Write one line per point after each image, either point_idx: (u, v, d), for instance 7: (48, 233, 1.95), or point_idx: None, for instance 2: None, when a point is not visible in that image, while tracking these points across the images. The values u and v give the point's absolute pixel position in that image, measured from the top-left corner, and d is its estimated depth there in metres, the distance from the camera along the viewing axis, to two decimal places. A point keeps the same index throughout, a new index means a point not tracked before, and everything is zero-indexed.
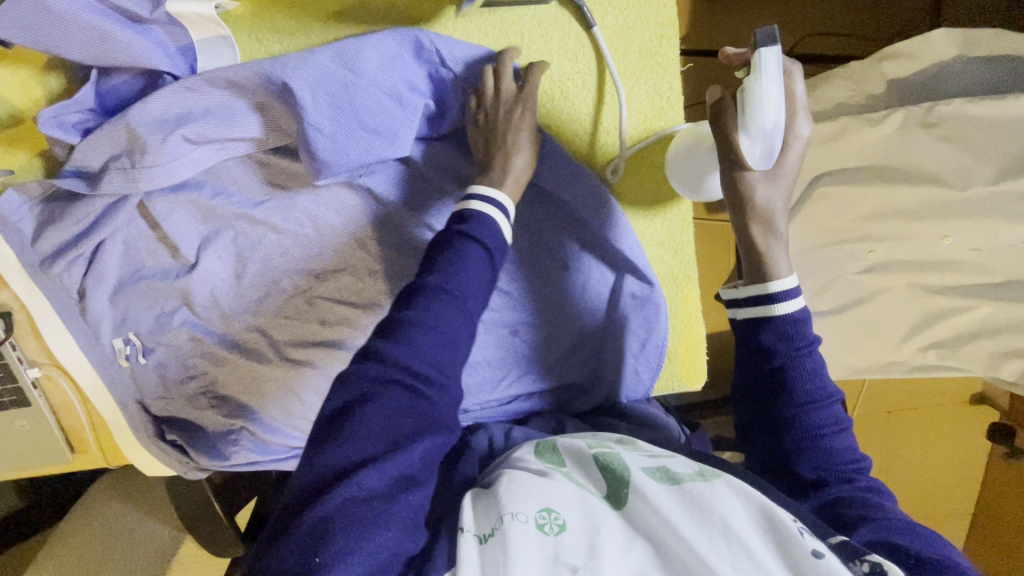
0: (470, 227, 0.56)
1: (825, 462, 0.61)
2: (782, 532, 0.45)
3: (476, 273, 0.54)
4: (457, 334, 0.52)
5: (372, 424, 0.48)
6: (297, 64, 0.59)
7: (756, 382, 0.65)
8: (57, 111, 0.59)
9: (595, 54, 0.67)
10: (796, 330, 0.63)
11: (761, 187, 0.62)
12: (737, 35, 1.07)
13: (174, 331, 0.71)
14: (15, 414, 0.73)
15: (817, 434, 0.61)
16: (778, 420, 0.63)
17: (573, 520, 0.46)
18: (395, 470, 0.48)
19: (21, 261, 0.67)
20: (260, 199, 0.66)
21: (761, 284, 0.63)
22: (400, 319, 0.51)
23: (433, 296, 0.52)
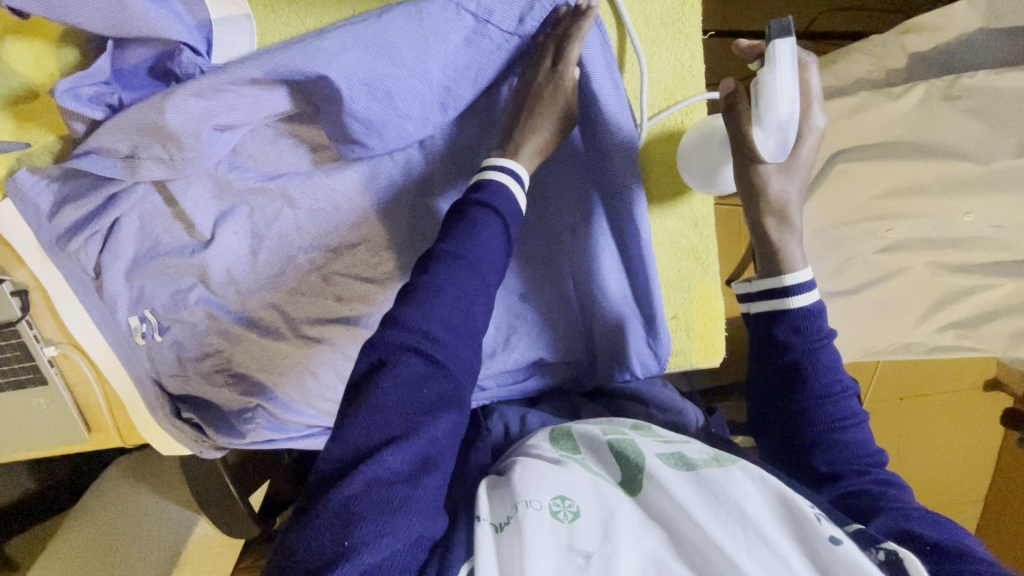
0: (486, 197, 0.57)
1: (842, 456, 0.60)
2: (801, 517, 0.44)
3: (490, 239, 0.55)
4: (471, 300, 0.53)
5: (386, 399, 0.49)
6: (330, 54, 0.56)
7: (771, 375, 0.65)
8: (74, 83, 0.58)
9: (615, 21, 0.65)
10: (812, 321, 0.63)
11: (776, 181, 0.62)
12: (751, 13, 1.06)
13: (190, 309, 0.71)
14: (33, 392, 0.74)
15: (830, 427, 0.61)
16: (794, 411, 0.62)
17: (587, 507, 0.46)
18: (416, 453, 0.48)
19: (39, 237, 0.68)
20: (274, 171, 0.66)
21: (777, 277, 0.64)
22: (422, 284, 0.53)
23: (449, 261, 0.53)
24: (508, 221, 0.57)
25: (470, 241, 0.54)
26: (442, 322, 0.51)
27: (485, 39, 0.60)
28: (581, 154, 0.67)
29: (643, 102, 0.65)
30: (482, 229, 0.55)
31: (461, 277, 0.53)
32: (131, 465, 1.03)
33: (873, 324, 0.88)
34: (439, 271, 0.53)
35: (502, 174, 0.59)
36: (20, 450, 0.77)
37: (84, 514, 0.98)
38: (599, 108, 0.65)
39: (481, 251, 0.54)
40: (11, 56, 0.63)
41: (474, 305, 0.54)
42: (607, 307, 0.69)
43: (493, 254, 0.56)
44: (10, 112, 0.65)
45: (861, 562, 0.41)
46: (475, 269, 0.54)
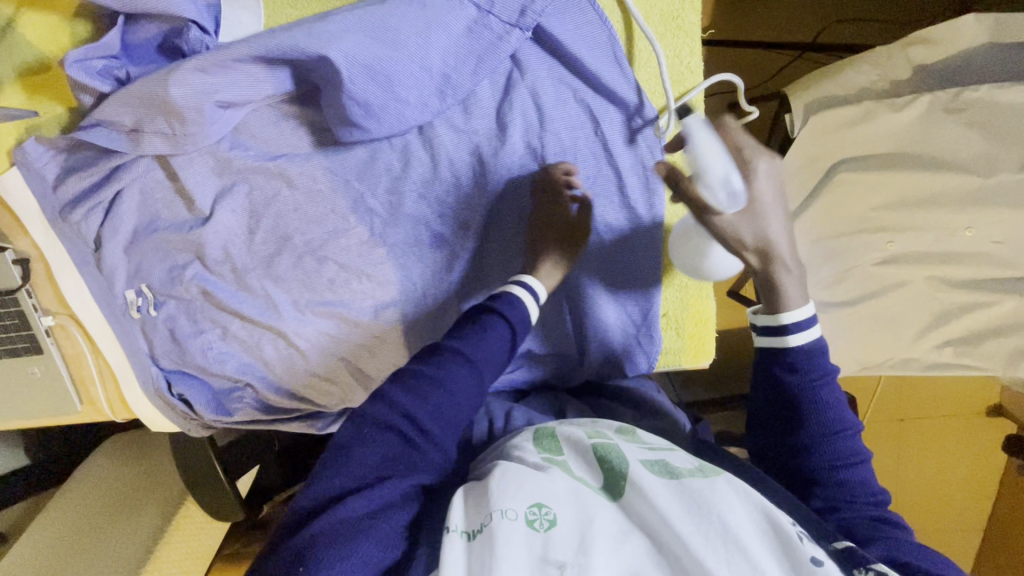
0: (502, 307, 0.60)
1: (839, 490, 0.59)
2: (783, 534, 0.44)
3: (495, 343, 0.57)
4: (461, 393, 0.54)
5: (364, 461, 0.50)
6: (334, 34, 0.57)
7: (771, 403, 0.62)
8: (84, 54, 0.60)
9: (623, 14, 0.66)
10: (814, 359, 0.60)
11: (751, 224, 0.56)
12: (758, 24, 1.06)
13: (185, 284, 0.71)
14: (27, 361, 0.75)
15: (829, 459, 0.59)
16: (794, 439, 0.61)
17: (565, 515, 0.45)
18: (382, 498, 0.48)
19: (45, 206, 0.69)
20: (275, 151, 0.66)
21: (772, 316, 0.61)
22: (416, 373, 0.54)
23: (450, 357, 0.55)
24: (517, 329, 0.59)
25: (478, 345, 0.56)
26: (431, 414, 0.52)
27: (487, 31, 0.62)
28: (571, 147, 0.66)
29: (665, 88, 0.64)
30: (489, 334, 0.57)
31: (472, 376, 0.55)
32: (125, 442, 1.06)
33: (870, 339, 0.86)
34: (440, 367, 0.54)
35: (520, 290, 0.62)
36: (11, 418, 0.78)
37: (75, 488, 1.00)
38: (594, 81, 0.65)
39: (486, 353, 0.56)
40: (27, 29, 0.65)
41: (466, 400, 0.54)
42: (603, 314, 0.69)
43: (492, 349, 0.57)
44: (23, 83, 0.66)
45: None
46: (475, 371, 0.55)
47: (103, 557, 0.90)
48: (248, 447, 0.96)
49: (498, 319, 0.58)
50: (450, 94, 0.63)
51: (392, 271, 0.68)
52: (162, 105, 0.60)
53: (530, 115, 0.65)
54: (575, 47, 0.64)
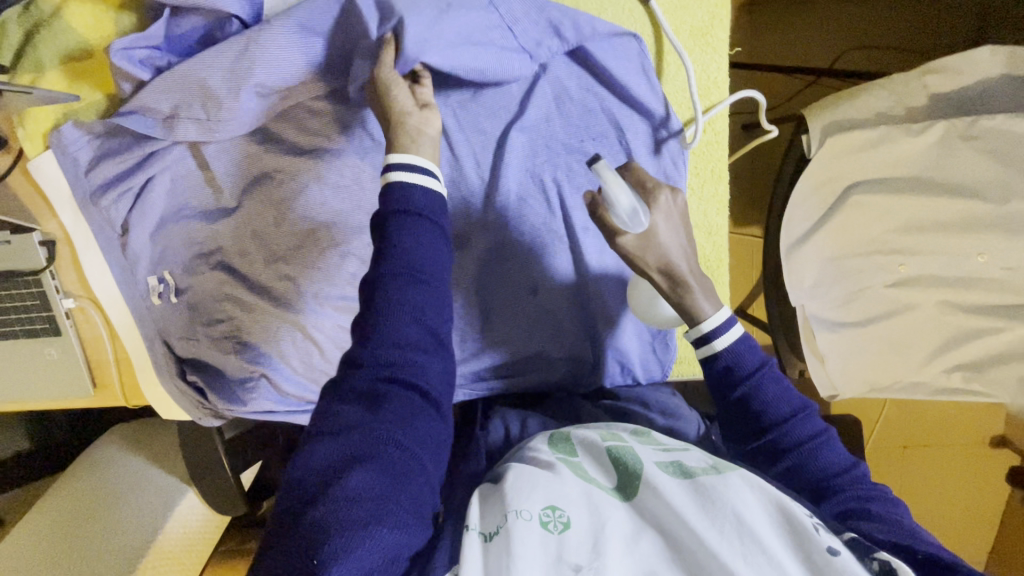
0: (411, 201, 0.52)
1: (821, 481, 0.55)
2: (798, 526, 0.43)
3: (424, 241, 0.51)
4: (425, 309, 0.51)
5: (353, 427, 0.46)
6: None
7: (730, 408, 0.60)
8: (128, 44, 0.62)
9: (653, 27, 0.68)
10: (745, 357, 0.59)
11: (653, 248, 0.59)
12: (778, 49, 1.09)
13: (210, 272, 0.72)
14: (45, 342, 0.76)
15: (800, 450, 0.57)
16: (762, 438, 0.58)
17: (579, 518, 0.44)
18: (387, 468, 0.44)
19: (76, 189, 0.70)
20: (306, 147, 0.68)
21: (693, 325, 0.59)
22: (369, 317, 0.50)
23: (391, 282, 0.50)
24: (433, 215, 0.53)
25: (405, 254, 0.50)
26: (389, 345, 0.49)
27: (522, 34, 0.63)
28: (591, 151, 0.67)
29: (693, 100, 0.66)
30: (413, 234, 0.51)
31: (411, 287, 0.50)
32: (125, 431, 1.05)
33: (880, 361, 0.87)
34: (389, 293, 0.50)
35: (401, 171, 0.53)
36: (21, 400, 0.78)
37: (72, 476, 0.99)
38: (622, 91, 0.67)
39: (422, 258, 0.51)
40: (75, 18, 0.67)
41: (427, 323, 0.51)
42: (618, 317, 0.69)
43: (441, 260, 0.53)
44: (65, 69, 0.68)
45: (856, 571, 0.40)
46: (418, 280, 0.50)
47: (95, 553, 0.88)
48: (254, 442, 0.96)
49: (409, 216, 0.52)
50: (482, 94, 0.65)
51: None
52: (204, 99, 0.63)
53: (558, 122, 0.66)
54: (605, 57, 0.66)
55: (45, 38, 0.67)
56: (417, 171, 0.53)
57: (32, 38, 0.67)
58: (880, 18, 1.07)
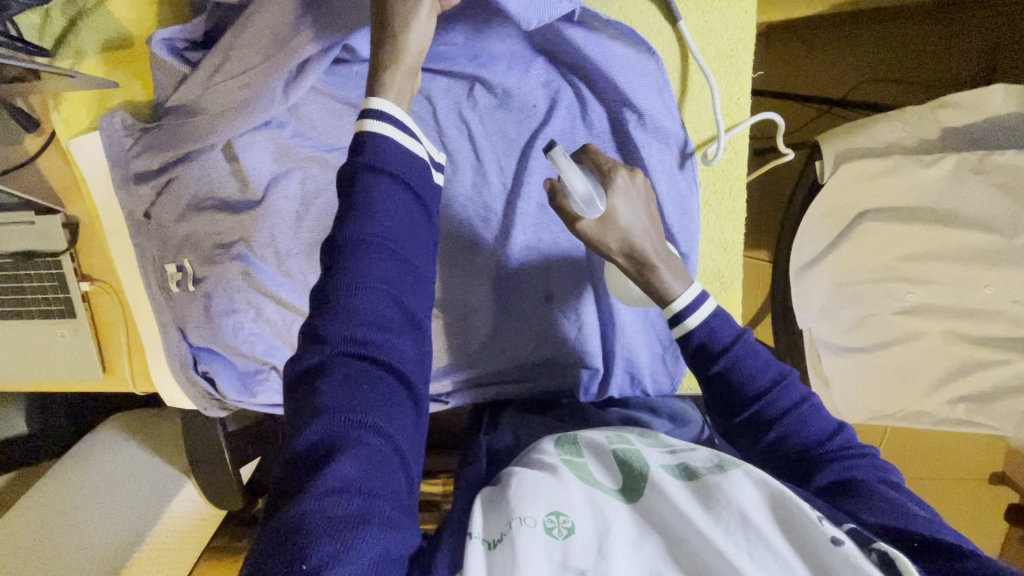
0: (376, 159, 0.49)
1: (807, 455, 0.55)
2: (801, 519, 0.43)
3: (396, 209, 0.49)
4: (395, 284, 0.48)
5: (327, 412, 0.43)
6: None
7: (711, 385, 0.58)
8: (169, 34, 0.65)
9: (679, 45, 0.65)
10: (721, 331, 0.57)
11: (614, 229, 0.55)
12: (793, 79, 1.13)
13: (227, 263, 0.72)
14: (59, 324, 0.77)
15: (784, 424, 0.56)
16: (746, 414, 0.57)
17: (583, 522, 0.44)
18: (370, 458, 0.42)
19: (114, 173, 0.72)
20: (335, 144, 0.70)
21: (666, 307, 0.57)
22: (332, 291, 0.46)
23: (356, 251, 0.47)
24: (406, 181, 0.50)
25: (371, 218, 0.47)
26: (358, 322, 0.46)
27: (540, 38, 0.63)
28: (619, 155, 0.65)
29: (718, 119, 0.64)
30: (382, 200, 0.48)
31: (372, 248, 0.47)
32: (124, 419, 1.05)
33: (882, 388, 0.89)
34: (352, 256, 0.47)
35: (381, 121, 0.50)
36: (32, 379, 0.80)
37: (70, 459, 0.99)
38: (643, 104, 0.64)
39: (393, 225, 0.48)
40: (118, 9, 0.69)
41: (393, 283, 0.48)
42: (630, 327, 0.69)
43: (413, 226, 0.51)
44: (105, 57, 0.70)
45: (861, 563, 0.39)
46: (389, 249, 0.48)
47: (91, 541, 0.87)
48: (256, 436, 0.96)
49: (379, 175, 0.49)
50: (501, 104, 0.65)
51: None
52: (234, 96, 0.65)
53: (583, 134, 0.65)
54: (623, 70, 0.62)
55: (88, 26, 0.69)
56: (397, 122, 0.50)
57: (76, 25, 0.69)
58: (897, 50, 1.09)
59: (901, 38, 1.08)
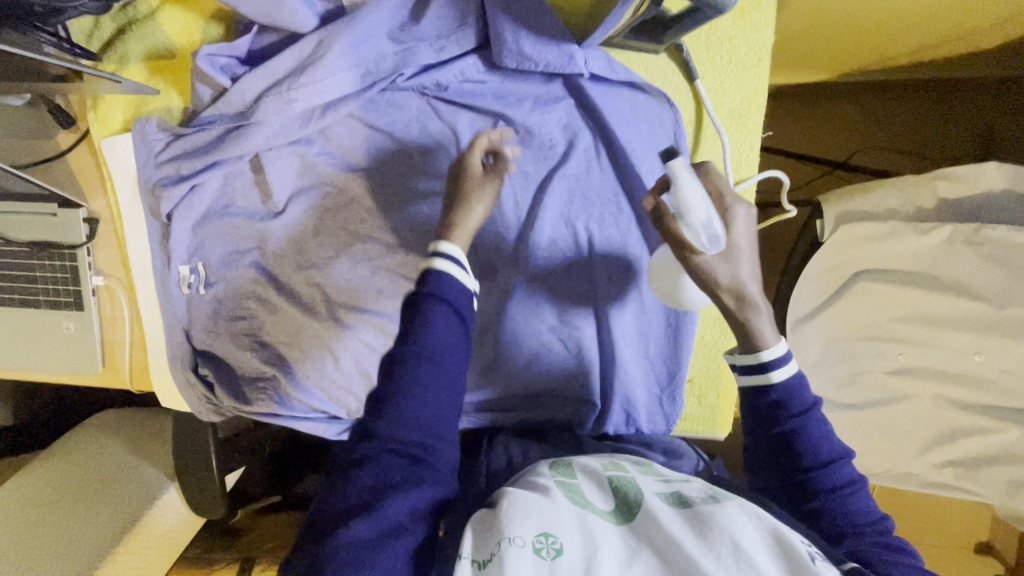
0: (430, 285, 0.56)
1: (840, 526, 0.55)
2: (794, 556, 0.43)
3: (447, 332, 0.55)
4: (439, 393, 0.53)
5: (362, 482, 0.51)
6: (427, 40, 0.65)
7: (766, 441, 0.59)
8: (214, 52, 0.67)
9: (694, 103, 0.67)
10: (797, 396, 0.58)
11: (721, 270, 0.54)
12: (798, 140, 1.17)
13: (242, 269, 0.75)
14: (64, 316, 0.78)
15: (825, 493, 0.57)
16: (792, 476, 0.58)
17: (572, 544, 0.44)
18: (386, 522, 0.48)
19: (140, 173, 0.74)
20: (358, 165, 0.71)
21: (753, 354, 0.57)
22: (389, 387, 0.53)
23: (411, 360, 0.53)
24: (456, 308, 0.56)
25: (426, 338, 0.54)
26: (407, 423, 0.52)
27: (565, 86, 0.66)
28: (631, 194, 0.67)
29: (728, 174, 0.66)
30: (435, 321, 0.54)
31: (429, 379, 0.53)
32: (112, 416, 1.05)
33: (870, 444, 0.90)
34: (409, 374, 0.53)
35: (445, 261, 0.57)
36: (29, 369, 0.80)
37: (56, 452, 0.98)
38: (659, 150, 0.66)
39: (443, 343, 0.54)
40: (165, 21, 0.72)
41: (443, 399, 0.54)
42: (628, 367, 0.70)
43: (459, 345, 0.56)
44: (148, 65, 0.73)
45: None
46: (436, 362, 0.54)
47: (66, 543, 0.85)
48: (243, 444, 0.95)
49: (436, 304, 0.55)
50: (522, 142, 0.67)
51: None
52: (259, 113, 0.67)
53: (598, 174, 0.67)
54: (636, 119, 0.66)
55: (136, 34, 0.73)
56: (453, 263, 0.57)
57: (124, 33, 0.73)
58: (897, 120, 1.14)
59: (903, 109, 1.13)
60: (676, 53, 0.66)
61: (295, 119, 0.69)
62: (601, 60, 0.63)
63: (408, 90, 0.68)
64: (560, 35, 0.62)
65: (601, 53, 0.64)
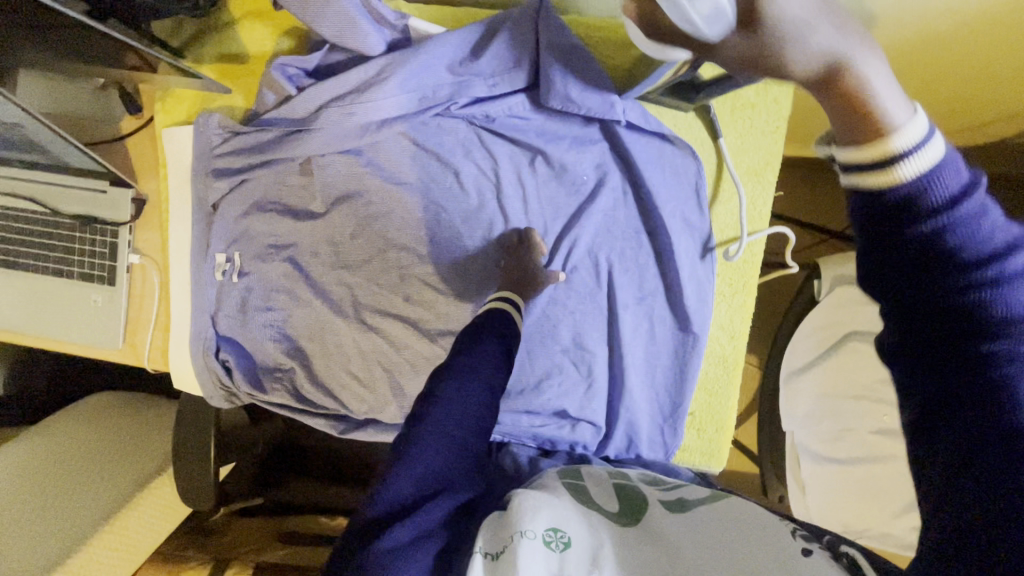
0: (489, 319, 0.63)
1: (984, 350, 0.36)
2: (781, 531, 0.47)
3: (501, 360, 0.60)
4: (487, 407, 0.56)
5: (400, 483, 0.50)
6: (483, 75, 0.71)
7: (886, 253, 0.38)
8: (285, 62, 0.74)
9: (716, 158, 0.74)
10: (946, 180, 0.35)
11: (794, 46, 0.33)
12: (807, 204, 1.22)
13: (277, 263, 0.79)
14: (94, 289, 0.81)
15: (963, 308, 0.36)
16: (917, 295, 0.37)
17: (579, 538, 0.47)
18: (423, 524, 0.49)
19: (197, 163, 0.79)
20: (400, 178, 0.76)
21: (864, 146, 0.35)
22: (434, 393, 0.55)
23: (461, 375, 0.56)
24: (509, 340, 0.62)
25: (479, 358, 0.58)
26: (453, 423, 0.53)
27: (601, 130, 0.73)
28: (652, 232, 0.73)
29: (743, 224, 0.72)
30: (490, 348, 0.60)
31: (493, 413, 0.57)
32: (105, 397, 1.05)
33: (854, 504, 0.92)
34: (458, 385, 0.55)
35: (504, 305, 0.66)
36: (49, 336, 0.82)
37: (49, 424, 0.98)
38: (681, 196, 0.72)
39: (494, 366, 0.59)
40: (243, 32, 0.79)
41: (488, 405, 0.56)
42: (635, 395, 0.74)
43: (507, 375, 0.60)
44: (219, 67, 0.79)
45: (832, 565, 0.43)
46: (488, 381, 0.57)
47: (50, 517, 0.84)
48: (232, 439, 0.97)
49: (491, 333, 0.61)
50: (558, 176, 0.74)
51: (454, 305, 0.76)
52: (319, 121, 0.74)
53: (623, 212, 0.73)
54: (662, 166, 0.72)
55: (215, 40, 0.79)
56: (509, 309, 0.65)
57: (203, 37, 0.79)
58: None
59: None
60: (704, 113, 0.73)
61: (352, 131, 0.75)
62: (637, 112, 0.70)
63: (458, 117, 0.75)
64: (605, 84, 0.69)
65: (637, 104, 0.70)
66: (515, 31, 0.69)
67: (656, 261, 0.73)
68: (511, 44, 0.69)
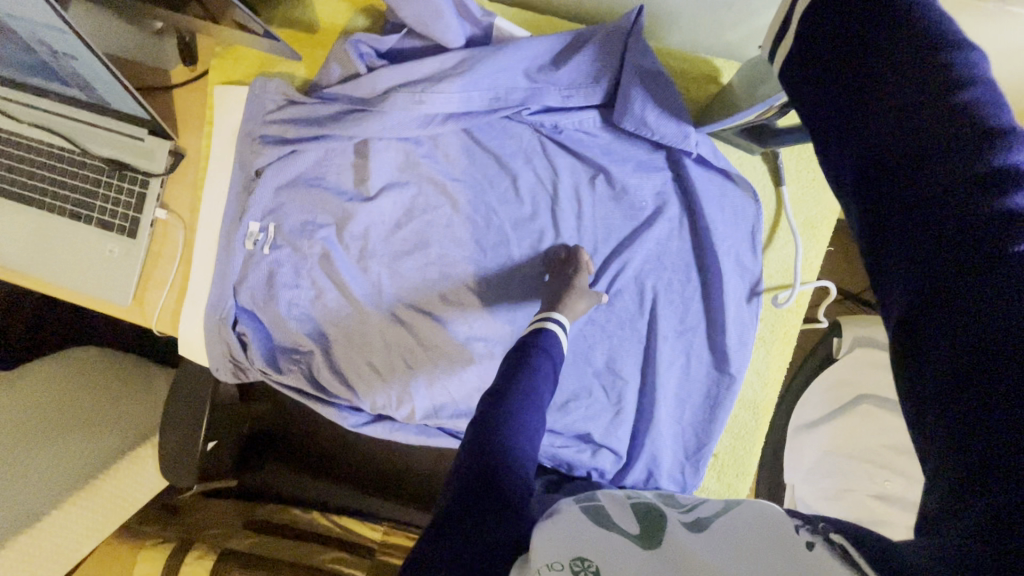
0: (537, 338, 0.63)
1: (943, 147, 0.39)
2: (778, 522, 0.40)
3: (547, 380, 0.60)
4: (534, 428, 0.56)
5: (452, 512, 0.49)
6: (560, 86, 0.70)
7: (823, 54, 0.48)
8: (361, 39, 0.71)
9: (775, 204, 0.75)
10: None
11: None
12: None
13: (312, 241, 0.75)
14: (111, 238, 0.76)
15: (901, 112, 0.41)
16: (864, 132, 0.43)
17: (612, 565, 0.39)
18: (471, 552, 0.45)
19: (247, 125, 0.75)
20: (456, 174, 0.75)
21: None
22: (485, 415, 0.55)
23: (512, 396, 0.57)
24: (555, 359, 0.62)
25: (527, 377, 0.58)
26: (501, 440, 0.53)
27: (667, 160, 0.73)
28: (703, 267, 0.73)
29: (795, 272, 0.73)
30: (539, 369, 0.60)
31: (540, 417, 0.57)
32: (90, 353, 0.98)
33: None
34: (511, 406, 0.55)
35: (553, 324, 0.65)
36: (52, 280, 0.77)
37: (24, 373, 0.91)
38: (735, 236, 0.72)
39: (542, 386, 0.59)
40: (319, 4, 0.78)
41: (537, 427, 0.56)
42: (662, 431, 0.72)
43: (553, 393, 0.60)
44: (288, 35, 0.78)
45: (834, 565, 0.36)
46: (537, 402, 0.57)
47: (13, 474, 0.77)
48: (222, 417, 0.91)
49: (539, 355, 0.61)
50: (617, 198, 0.73)
51: (491, 311, 0.74)
52: (382, 104, 0.71)
53: (676, 243, 0.73)
54: (722, 204, 0.72)
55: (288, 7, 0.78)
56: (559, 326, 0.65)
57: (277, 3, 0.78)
58: None
59: None
60: (770, 159, 0.75)
61: (415, 119, 0.72)
62: (707, 148, 0.71)
63: (526, 123, 0.74)
64: (681, 114, 0.69)
65: (706, 140, 0.71)
66: (602, 47, 0.69)
67: (703, 297, 0.73)
68: (595, 59, 0.69)
